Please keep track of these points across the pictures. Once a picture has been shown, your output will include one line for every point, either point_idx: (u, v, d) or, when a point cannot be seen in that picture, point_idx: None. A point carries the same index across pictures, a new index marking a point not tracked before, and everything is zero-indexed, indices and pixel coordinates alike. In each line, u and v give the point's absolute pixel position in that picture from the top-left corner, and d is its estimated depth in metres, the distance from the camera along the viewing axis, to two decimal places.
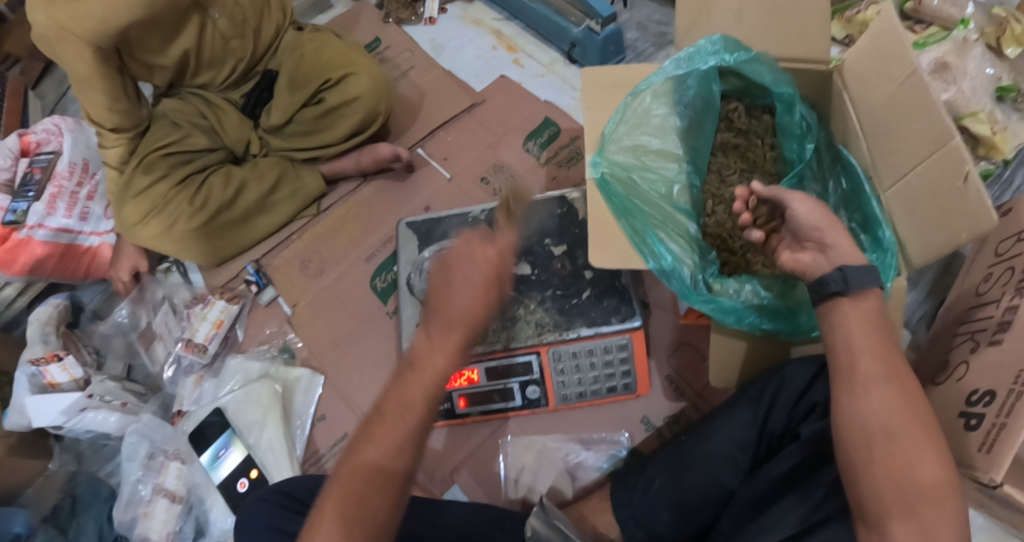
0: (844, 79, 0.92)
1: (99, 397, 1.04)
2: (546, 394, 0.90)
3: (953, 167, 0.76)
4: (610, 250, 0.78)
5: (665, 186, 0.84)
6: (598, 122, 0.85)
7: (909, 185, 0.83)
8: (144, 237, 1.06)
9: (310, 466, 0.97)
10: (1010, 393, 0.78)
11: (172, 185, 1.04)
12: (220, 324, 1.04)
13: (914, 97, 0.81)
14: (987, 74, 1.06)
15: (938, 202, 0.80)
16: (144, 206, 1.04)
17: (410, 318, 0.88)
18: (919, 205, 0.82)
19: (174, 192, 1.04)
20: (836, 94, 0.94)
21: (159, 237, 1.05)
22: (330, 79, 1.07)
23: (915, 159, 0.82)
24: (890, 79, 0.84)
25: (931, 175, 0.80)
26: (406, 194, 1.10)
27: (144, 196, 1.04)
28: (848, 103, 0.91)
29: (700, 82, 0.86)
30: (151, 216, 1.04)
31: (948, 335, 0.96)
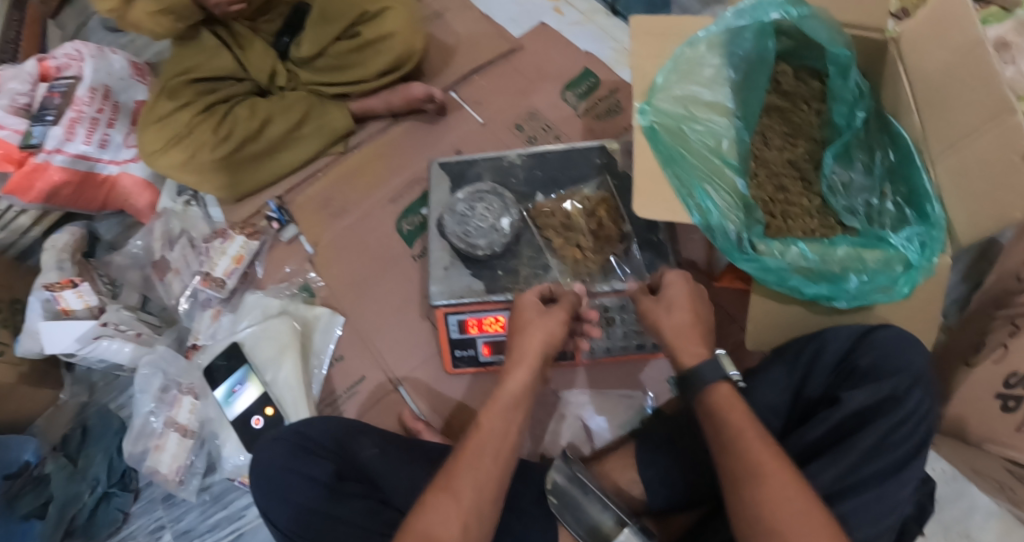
0: (900, 50, 0.87)
1: (113, 326, 1.02)
2: (573, 348, 0.85)
3: (1013, 143, 0.72)
4: (654, 201, 0.76)
5: (714, 139, 0.80)
6: (646, 71, 0.81)
7: (964, 159, 0.79)
8: (164, 165, 1.04)
9: (325, 407, 0.95)
10: None
11: (196, 111, 1.03)
12: (240, 259, 1.02)
13: (977, 69, 0.77)
14: None
15: (990, 178, 0.76)
16: (166, 136, 1.03)
17: (438, 261, 0.85)
18: (968, 180, 0.78)
19: (197, 121, 1.03)
20: (890, 65, 0.89)
21: (178, 167, 1.04)
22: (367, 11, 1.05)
23: (972, 134, 0.78)
24: (951, 48, 0.79)
25: (986, 151, 0.76)
26: (436, 137, 1.06)
27: (169, 125, 1.04)
28: (902, 73, 0.86)
29: (756, 37, 0.83)
30: (173, 144, 1.03)
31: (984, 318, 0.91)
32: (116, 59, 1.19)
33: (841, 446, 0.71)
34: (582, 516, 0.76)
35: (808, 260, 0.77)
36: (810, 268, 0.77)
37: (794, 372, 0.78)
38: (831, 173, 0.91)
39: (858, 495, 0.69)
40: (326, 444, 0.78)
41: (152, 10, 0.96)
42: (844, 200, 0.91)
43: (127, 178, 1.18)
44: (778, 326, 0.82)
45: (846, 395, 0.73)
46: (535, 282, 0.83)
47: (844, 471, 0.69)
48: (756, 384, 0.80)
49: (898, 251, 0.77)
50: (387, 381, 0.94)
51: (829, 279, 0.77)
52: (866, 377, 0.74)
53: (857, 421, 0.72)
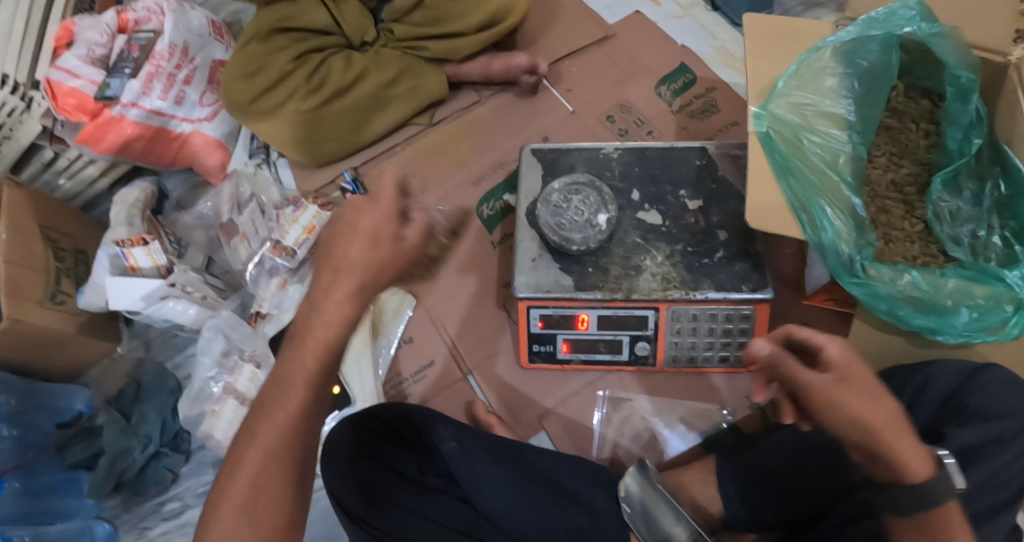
0: (1021, 76, 0.81)
1: (181, 287, 1.00)
2: (655, 353, 0.83)
3: None
4: (768, 213, 0.71)
5: (831, 153, 0.76)
6: (765, 73, 0.77)
7: None
8: (246, 111, 1.01)
9: (390, 390, 0.92)
10: None
11: (290, 59, 1.00)
12: (311, 230, 1.01)
13: None
14: None
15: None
16: (252, 88, 0.99)
17: (526, 251, 0.81)
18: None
19: (292, 68, 1.00)
20: (1008, 90, 0.83)
21: (264, 115, 1.01)
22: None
23: None
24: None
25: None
26: (522, 121, 1.02)
27: (260, 73, 1.00)
28: (1022, 100, 0.81)
29: (882, 49, 0.79)
30: (265, 90, 1.00)
31: None
32: (197, 15, 1.16)
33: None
34: (655, 527, 0.73)
35: (920, 291, 0.73)
36: (921, 298, 0.73)
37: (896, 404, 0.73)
38: (937, 199, 0.88)
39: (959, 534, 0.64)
40: (406, 433, 0.79)
41: None
42: (948, 229, 0.88)
43: (199, 137, 1.16)
44: (881, 351, 0.80)
45: (954, 431, 0.68)
46: (625, 282, 0.79)
47: None
48: None
49: (1010, 290, 0.72)
50: (457, 368, 0.91)
51: (939, 311, 0.73)
52: (973, 416, 0.70)
53: (964, 459, 0.66)
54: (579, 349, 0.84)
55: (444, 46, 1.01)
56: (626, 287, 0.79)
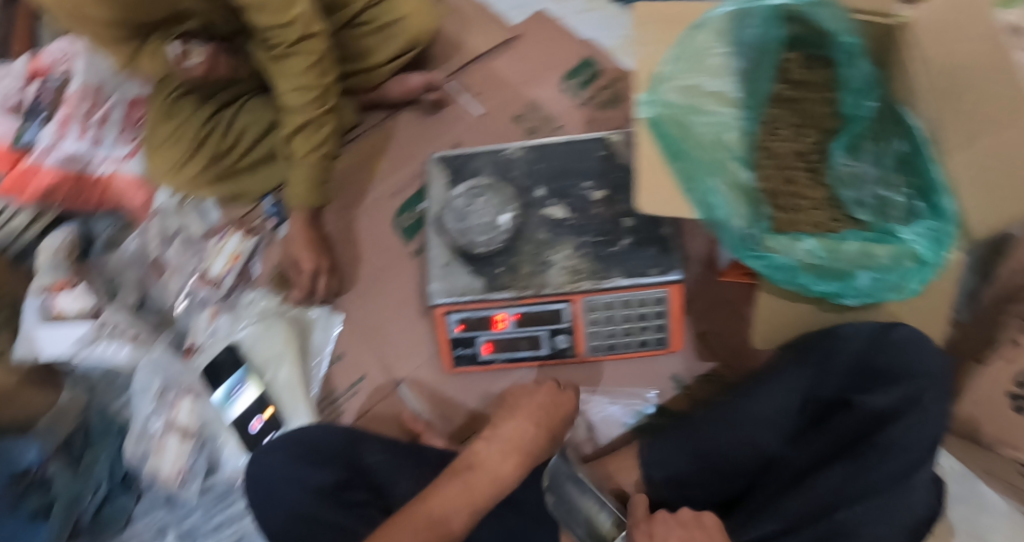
0: (914, 34, 0.78)
1: (112, 327, 1.03)
2: (576, 345, 0.84)
3: None
4: (658, 194, 0.74)
5: (721, 131, 0.77)
6: (652, 57, 0.78)
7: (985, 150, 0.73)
8: (173, 182, 1.06)
9: (326, 408, 0.93)
10: None
11: (201, 124, 1.04)
12: (237, 257, 1.03)
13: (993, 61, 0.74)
14: None
15: (1014, 168, 0.71)
16: (173, 154, 1.05)
17: (438, 258, 0.83)
18: (988, 174, 0.73)
19: (204, 133, 1.04)
20: (902, 50, 0.81)
21: (187, 183, 1.05)
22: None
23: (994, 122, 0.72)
24: (965, 39, 0.75)
25: (1004, 143, 0.72)
26: (438, 129, 1.03)
27: (176, 138, 1.05)
28: (914, 58, 0.79)
29: (762, 24, 0.80)
30: (186, 158, 1.04)
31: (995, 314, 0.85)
32: None
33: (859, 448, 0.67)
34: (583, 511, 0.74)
35: (817, 256, 0.73)
36: (820, 265, 0.74)
37: (811, 377, 0.72)
38: (840, 164, 0.86)
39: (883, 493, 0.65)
40: (327, 453, 0.76)
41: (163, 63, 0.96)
42: (853, 192, 0.86)
43: (120, 179, 1.13)
44: (790, 318, 0.79)
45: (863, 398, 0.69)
46: (535, 279, 0.80)
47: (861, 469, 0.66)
48: (766, 390, 0.73)
49: (909, 245, 0.74)
50: (388, 380, 0.92)
51: (839, 275, 0.75)
52: (882, 378, 0.70)
53: (877, 422, 0.68)
54: (501, 349, 0.85)
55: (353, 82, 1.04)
56: (537, 284, 0.80)
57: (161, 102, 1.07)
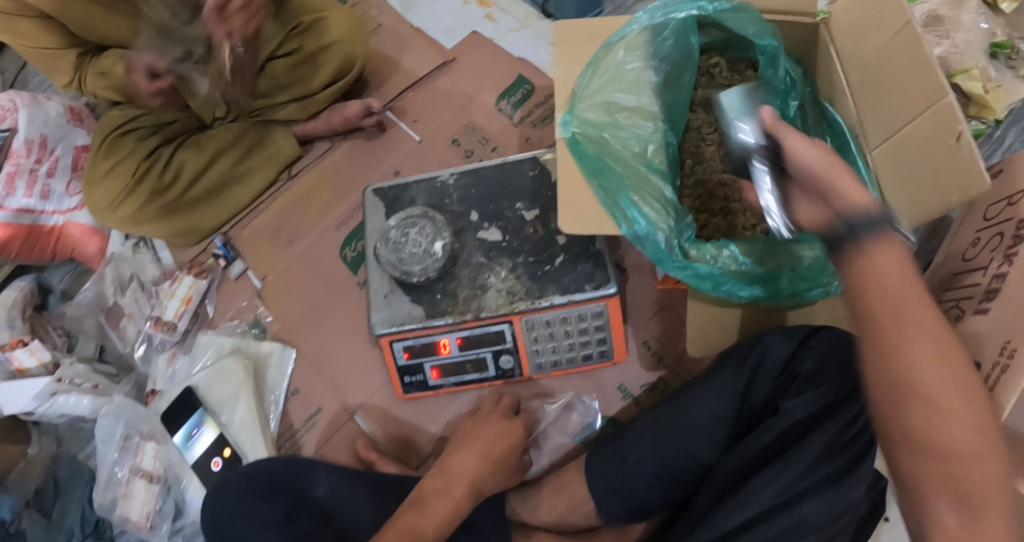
0: (832, 33, 0.79)
1: (69, 381, 1.01)
2: (520, 364, 0.85)
3: (943, 125, 0.64)
4: (581, 215, 0.73)
5: (640, 145, 0.78)
6: (569, 76, 0.78)
7: (898, 144, 0.70)
8: (111, 221, 1.04)
9: (285, 442, 0.94)
10: (994, 367, 0.62)
11: (139, 160, 1.03)
12: (189, 300, 1.02)
13: (908, 49, 0.69)
14: (981, 29, 0.87)
15: (931, 161, 0.66)
16: (110, 192, 1.03)
17: (378, 288, 0.84)
18: (909, 168, 0.69)
19: (140, 171, 1.02)
20: (824, 50, 0.81)
21: (127, 221, 1.04)
22: (302, 22, 1.06)
23: (905, 115, 0.69)
24: (882, 29, 0.71)
25: (921, 134, 0.67)
26: (377, 157, 1.06)
27: (112, 178, 1.03)
28: (834, 56, 0.78)
29: (677, 35, 0.80)
30: (121, 199, 1.02)
31: (930, 303, 0.77)
32: (53, 107, 1.18)
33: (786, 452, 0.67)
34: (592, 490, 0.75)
35: (740, 263, 0.72)
36: (745, 272, 0.72)
37: (739, 382, 0.72)
38: None
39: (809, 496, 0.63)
40: (278, 487, 0.77)
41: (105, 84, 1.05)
42: None
43: (74, 226, 1.16)
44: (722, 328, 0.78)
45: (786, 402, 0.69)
46: (473, 303, 0.82)
47: (796, 476, 0.65)
48: (699, 394, 0.74)
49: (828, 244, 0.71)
50: (343, 410, 0.94)
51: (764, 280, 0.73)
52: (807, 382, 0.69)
53: (805, 426, 0.67)
54: (448, 373, 0.87)
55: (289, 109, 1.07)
56: (475, 308, 0.81)
57: (98, 146, 1.05)
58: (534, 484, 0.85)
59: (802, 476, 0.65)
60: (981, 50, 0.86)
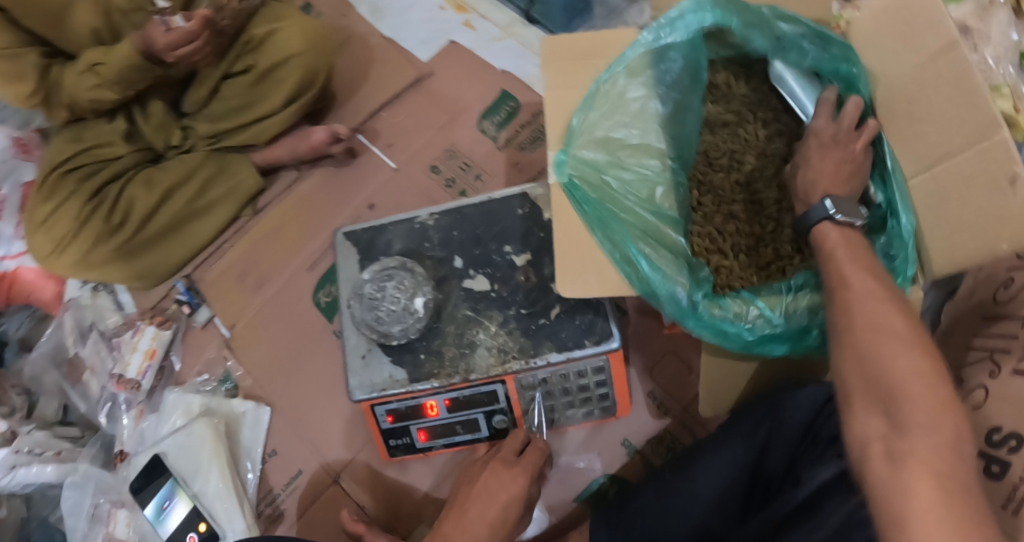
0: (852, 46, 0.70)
1: (28, 451, 0.92)
2: (516, 424, 0.77)
3: (998, 164, 0.56)
4: (582, 273, 0.64)
5: (646, 187, 0.68)
6: (563, 105, 0.69)
7: (935, 179, 0.61)
8: (59, 268, 0.94)
9: (264, 507, 0.87)
10: None
11: (84, 200, 0.92)
12: (153, 354, 0.94)
13: (948, 73, 0.60)
14: (1010, 40, 0.78)
15: (978, 200, 0.58)
16: (54, 237, 0.92)
17: (355, 349, 0.75)
18: (952, 205, 0.60)
19: (85, 213, 0.91)
20: None
21: (76, 268, 0.93)
22: (255, 36, 0.94)
23: (944, 147, 0.60)
24: (913, 47, 0.63)
25: (966, 169, 0.58)
26: (349, 188, 0.97)
27: (55, 220, 0.92)
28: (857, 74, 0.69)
29: (687, 54, 0.69)
30: (66, 244, 0.91)
31: (958, 347, 0.70)
32: None
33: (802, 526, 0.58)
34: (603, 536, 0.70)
35: (768, 324, 0.62)
36: (774, 332, 0.63)
37: (751, 447, 0.66)
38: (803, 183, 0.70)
39: None
40: None
41: (90, 84, 0.90)
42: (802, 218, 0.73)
43: (27, 272, 1.07)
44: (737, 382, 0.70)
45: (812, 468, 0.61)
46: (461, 363, 0.73)
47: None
48: (706, 464, 0.68)
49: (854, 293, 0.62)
50: (325, 471, 0.87)
51: (794, 338, 0.63)
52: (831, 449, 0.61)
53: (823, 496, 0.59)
54: (437, 435, 0.79)
55: (247, 133, 0.97)
56: (463, 369, 0.73)
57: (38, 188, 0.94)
58: None
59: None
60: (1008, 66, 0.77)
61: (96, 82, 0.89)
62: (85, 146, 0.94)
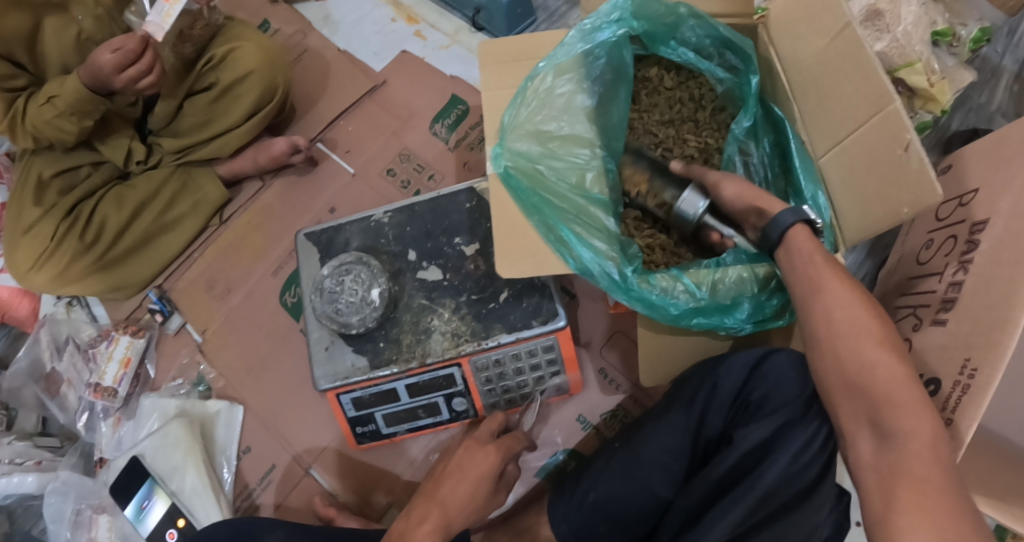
0: (770, 35, 0.75)
1: (9, 461, 0.96)
2: (474, 405, 0.82)
3: (891, 134, 0.62)
4: (520, 255, 0.69)
5: (576, 174, 0.74)
6: (497, 105, 0.74)
7: (847, 152, 0.67)
8: (37, 284, 0.97)
9: (241, 503, 0.91)
10: (954, 387, 0.57)
11: (59, 218, 0.95)
12: (128, 362, 0.97)
13: (850, 54, 0.65)
14: (922, 16, 0.82)
15: (880, 172, 0.64)
16: (31, 254, 0.95)
17: (319, 341, 0.79)
18: (858, 177, 0.66)
19: (61, 230, 0.95)
20: (762, 53, 0.78)
21: (52, 284, 0.97)
22: (215, 55, 0.97)
23: (852, 123, 0.66)
24: (820, 32, 0.68)
25: (868, 143, 0.65)
26: (310, 195, 1.01)
27: (31, 239, 0.95)
28: (775, 60, 0.75)
29: (609, 52, 0.76)
30: (44, 260, 0.95)
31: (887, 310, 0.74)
32: None
33: (741, 485, 0.60)
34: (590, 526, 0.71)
35: (697, 296, 0.68)
36: (701, 304, 0.68)
37: (692, 413, 0.67)
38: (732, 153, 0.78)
39: (774, 526, 0.57)
40: None
41: (48, 116, 0.88)
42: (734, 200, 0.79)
43: (3, 290, 1.09)
44: (679, 353, 0.74)
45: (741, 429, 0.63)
46: (418, 348, 0.78)
47: (753, 505, 0.59)
48: (651, 431, 0.69)
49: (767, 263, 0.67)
50: (297, 464, 0.91)
51: (721, 309, 0.68)
52: (759, 409, 0.63)
53: (758, 455, 0.61)
54: (401, 420, 0.83)
55: (207, 149, 1.00)
56: (420, 353, 0.78)
57: (13, 208, 0.98)
58: (498, 526, 0.82)
59: (749, 499, 0.59)
60: (923, 42, 0.82)
61: (53, 113, 0.88)
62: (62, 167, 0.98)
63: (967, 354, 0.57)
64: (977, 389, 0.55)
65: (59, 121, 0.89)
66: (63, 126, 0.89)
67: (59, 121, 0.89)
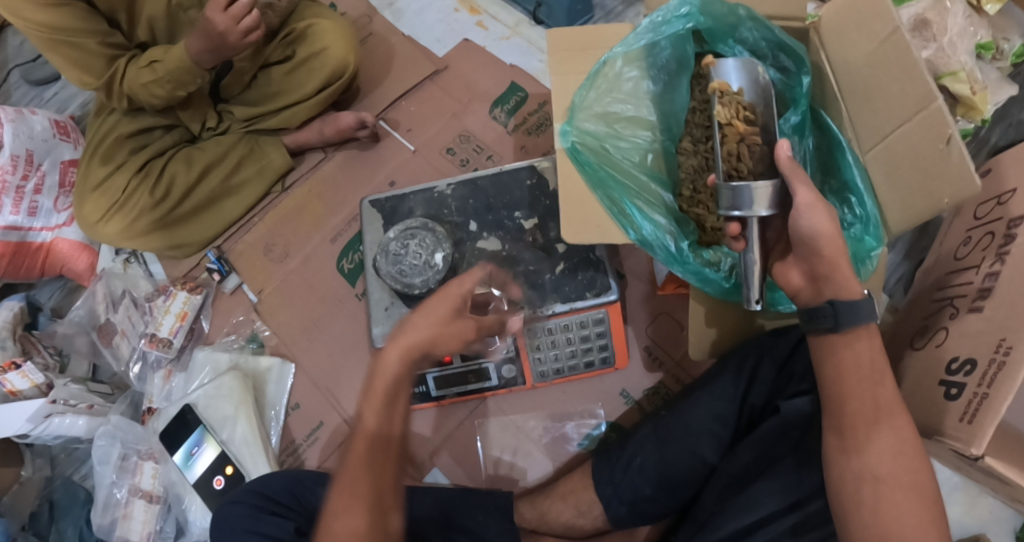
0: (821, 38, 0.77)
1: (64, 402, 0.97)
2: (523, 373, 0.86)
3: (935, 130, 0.65)
4: (585, 225, 0.75)
5: (638, 154, 0.79)
6: (566, 88, 0.78)
7: (890, 149, 0.71)
8: (106, 234, 1.01)
9: (287, 457, 0.94)
10: (990, 364, 0.62)
11: (131, 173, 1.00)
12: (184, 316, 1.01)
13: (895, 57, 0.68)
14: (970, 30, 0.86)
15: (923, 167, 0.68)
16: (102, 205, 1.00)
17: (380, 302, 0.84)
18: (901, 173, 0.70)
19: (133, 185, 0.99)
20: (812, 56, 0.80)
21: (121, 235, 1.01)
22: (294, 29, 1.02)
23: (897, 120, 0.69)
24: (871, 36, 0.71)
25: (912, 139, 0.68)
26: (371, 167, 1.06)
27: (105, 190, 1.00)
28: (824, 63, 0.77)
29: (674, 43, 0.79)
30: (112, 212, 0.99)
31: (924, 302, 0.78)
32: (37, 119, 1.08)
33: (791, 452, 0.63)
34: (633, 492, 0.75)
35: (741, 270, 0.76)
36: None
37: (739, 381, 0.70)
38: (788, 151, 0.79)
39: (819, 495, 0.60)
40: (285, 502, 0.76)
41: (145, 79, 0.94)
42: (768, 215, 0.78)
43: (63, 243, 1.11)
44: (727, 333, 0.78)
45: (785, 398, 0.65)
46: None
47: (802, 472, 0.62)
48: (698, 399, 0.72)
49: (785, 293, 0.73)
50: (344, 422, 0.95)
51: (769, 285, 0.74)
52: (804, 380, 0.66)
53: (802, 425, 0.64)
54: (451, 384, 0.86)
55: (277, 119, 1.05)
56: None
57: (86, 163, 1.03)
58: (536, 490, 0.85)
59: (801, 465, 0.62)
60: (967, 52, 0.86)
61: (152, 77, 0.93)
62: (136, 129, 1.02)
63: (1004, 333, 0.62)
64: (1012, 364, 0.60)
65: (153, 85, 0.94)
66: (155, 90, 0.95)
67: (153, 85, 0.94)
